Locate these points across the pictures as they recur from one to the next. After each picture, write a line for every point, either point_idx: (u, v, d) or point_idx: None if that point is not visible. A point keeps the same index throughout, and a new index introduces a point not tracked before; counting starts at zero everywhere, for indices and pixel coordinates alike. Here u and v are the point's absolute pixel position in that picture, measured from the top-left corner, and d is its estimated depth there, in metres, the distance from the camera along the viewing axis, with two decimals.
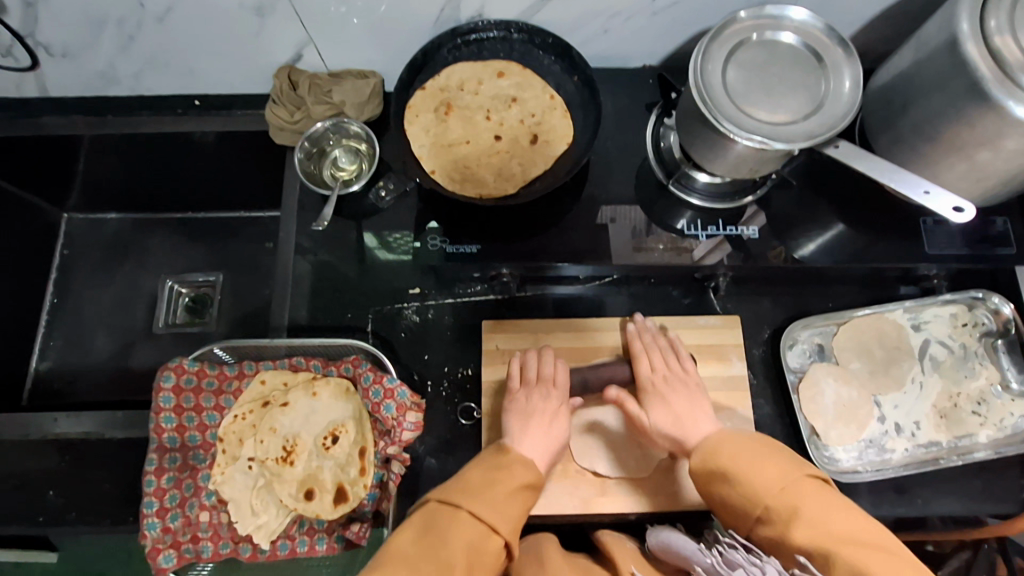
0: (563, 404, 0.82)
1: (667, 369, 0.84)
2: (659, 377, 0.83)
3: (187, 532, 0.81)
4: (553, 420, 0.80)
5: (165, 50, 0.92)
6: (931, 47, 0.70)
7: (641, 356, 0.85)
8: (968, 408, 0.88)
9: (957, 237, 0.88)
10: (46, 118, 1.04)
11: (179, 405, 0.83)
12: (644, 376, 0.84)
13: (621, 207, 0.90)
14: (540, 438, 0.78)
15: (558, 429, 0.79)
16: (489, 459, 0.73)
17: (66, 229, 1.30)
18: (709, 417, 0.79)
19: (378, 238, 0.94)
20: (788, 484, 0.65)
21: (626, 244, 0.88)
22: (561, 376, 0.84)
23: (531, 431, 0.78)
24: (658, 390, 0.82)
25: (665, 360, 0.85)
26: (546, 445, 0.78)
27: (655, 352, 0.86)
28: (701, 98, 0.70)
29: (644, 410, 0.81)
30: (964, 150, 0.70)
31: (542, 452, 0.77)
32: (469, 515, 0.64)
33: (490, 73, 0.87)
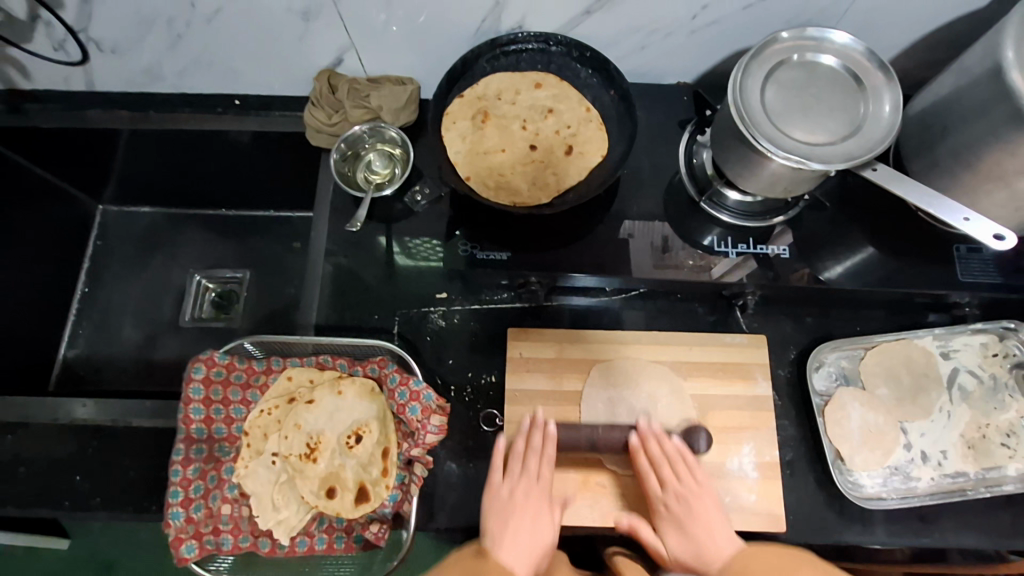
0: (546, 509, 0.80)
1: (681, 484, 0.81)
2: (673, 497, 0.80)
3: (208, 524, 0.82)
4: (536, 525, 0.78)
5: (211, 50, 0.94)
6: (974, 73, 0.70)
7: (648, 475, 0.81)
8: (997, 439, 0.87)
9: (990, 266, 0.88)
10: (90, 112, 1.07)
11: (208, 397, 0.84)
12: (657, 498, 0.81)
13: (654, 225, 0.90)
14: (521, 540, 0.77)
15: (543, 535, 0.78)
16: (469, 563, 0.73)
17: (100, 221, 1.33)
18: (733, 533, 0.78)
19: (398, 242, 0.95)
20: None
21: (653, 260, 0.88)
22: (549, 449, 0.82)
23: (515, 523, 0.78)
24: (675, 515, 0.80)
25: (676, 471, 0.81)
26: (514, 523, 0.77)
27: (666, 464, 0.81)
28: (740, 116, 0.71)
29: (661, 538, 0.80)
30: (1004, 177, 0.70)
31: (527, 553, 0.76)
32: (485, 573, 0.68)
33: (528, 84, 0.89)
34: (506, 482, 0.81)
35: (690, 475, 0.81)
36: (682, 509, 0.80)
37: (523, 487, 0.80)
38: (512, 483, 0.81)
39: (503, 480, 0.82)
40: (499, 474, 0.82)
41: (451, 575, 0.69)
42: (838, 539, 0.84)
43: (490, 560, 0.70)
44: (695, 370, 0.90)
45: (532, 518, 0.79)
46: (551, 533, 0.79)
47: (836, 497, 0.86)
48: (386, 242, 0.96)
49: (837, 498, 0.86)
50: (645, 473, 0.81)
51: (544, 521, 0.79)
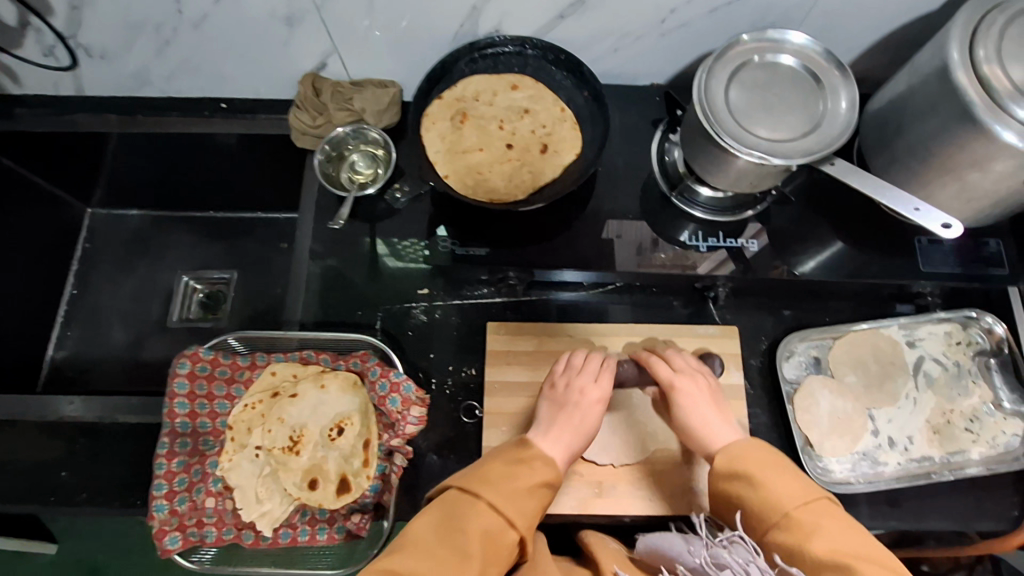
0: (600, 400, 0.83)
1: (688, 368, 0.85)
2: (682, 377, 0.84)
3: (192, 517, 0.84)
4: (587, 416, 0.82)
5: (198, 55, 0.97)
6: (924, 73, 0.73)
7: (659, 364, 0.86)
8: (961, 424, 0.90)
9: (951, 256, 0.91)
10: (80, 116, 1.09)
11: (193, 391, 0.87)
12: (665, 381, 0.84)
13: (629, 220, 0.93)
14: (564, 437, 0.81)
15: (592, 421, 0.82)
16: (511, 453, 0.78)
17: (88, 224, 1.35)
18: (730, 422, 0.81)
19: (387, 245, 0.98)
20: (809, 501, 0.68)
21: (636, 255, 0.91)
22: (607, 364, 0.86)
23: (562, 414, 0.82)
24: (682, 390, 0.83)
25: (681, 359, 0.86)
26: (567, 415, 0.82)
27: (676, 356, 0.87)
28: (704, 115, 0.74)
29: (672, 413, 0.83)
30: (956, 171, 0.74)
31: (566, 445, 0.80)
32: (486, 505, 0.69)
33: (504, 85, 0.92)
34: (563, 378, 0.86)
35: (700, 369, 0.86)
36: (692, 390, 0.83)
37: (587, 375, 0.85)
38: (569, 371, 0.86)
39: (563, 372, 0.87)
40: (559, 368, 0.87)
41: (477, 476, 0.73)
42: None
43: (514, 471, 0.74)
44: None
45: (580, 418, 0.82)
46: (596, 420, 0.82)
47: (806, 482, 0.88)
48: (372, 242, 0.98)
49: None
50: (654, 363, 0.86)
51: (579, 433, 0.81)
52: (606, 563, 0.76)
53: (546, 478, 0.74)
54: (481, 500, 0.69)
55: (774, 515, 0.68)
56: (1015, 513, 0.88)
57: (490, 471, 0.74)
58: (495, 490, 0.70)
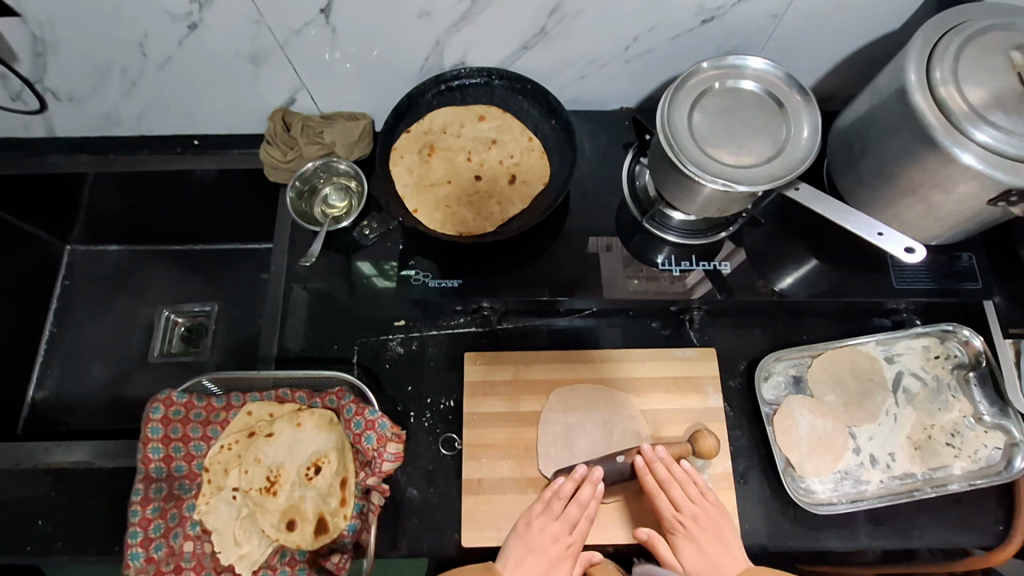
0: (570, 555, 0.83)
1: (694, 504, 0.84)
2: (688, 517, 0.83)
3: (170, 562, 0.83)
4: (554, 566, 0.82)
5: (165, 94, 0.97)
6: (884, 94, 0.74)
7: (658, 493, 0.84)
8: (942, 439, 0.89)
9: (923, 272, 0.91)
10: (52, 158, 1.09)
11: (167, 436, 0.86)
12: (672, 518, 0.84)
13: (612, 240, 0.93)
14: (531, 575, 0.81)
15: (557, 574, 0.83)
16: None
17: (67, 261, 1.34)
18: (738, 555, 0.83)
19: (375, 266, 0.98)
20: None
21: (624, 269, 0.91)
22: (586, 493, 0.83)
23: (529, 557, 0.81)
24: (689, 533, 0.83)
25: (687, 493, 0.84)
26: (529, 565, 0.81)
27: (674, 486, 0.84)
28: (668, 143, 0.74)
29: (676, 553, 0.84)
30: (919, 192, 0.74)
31: None
32: None
33: (472, 117, 0.92)
34: (553, 499, 0.83)
35: (702, 496, 0.85)
36: (700, 527, 0.83)
37: (585, 493, 0.83)
38: (551, 504, 0.83)
39: (540, 513, 0.83)
40: (538, 506, 0.83)
41: None
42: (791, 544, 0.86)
43: None
44: (647, 385, 0.92)
45: (549, 570, 0.82)
46: (565, 573, 0.83)
47: (789, 504, 0.88)
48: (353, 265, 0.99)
49: (790, 505, 0.88)
50: (654, 491, 0.84)
51: (558, 557, 0.82)
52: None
53: None
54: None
55: None
56: (999, 527, 0.88)
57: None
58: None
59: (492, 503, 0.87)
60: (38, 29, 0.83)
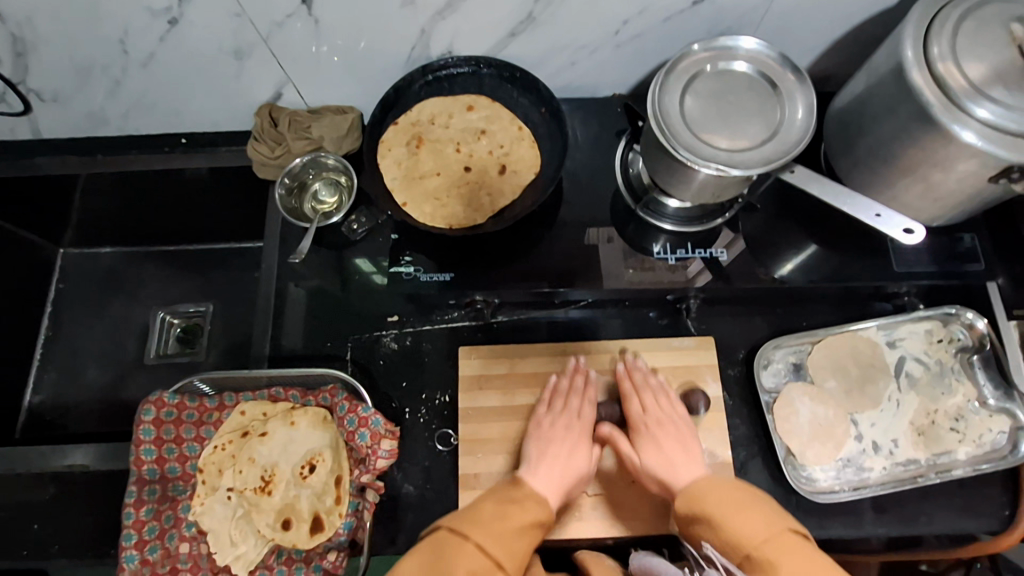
0: (582, 440, 0.83)
1: (660, 411, 0.85)
2: (652, 419, 0.84)
3: (165, 564, 0.82)
4: (573, 457, 0.81)
5: (150, 92, 0.96)
6: (880, 72, 0.72)
7: (631, 396, 0.87)
8: (946, 424, 0.88)
9: (924, 254, 0.90)
10: (40, 159, 1.08)
11: (160, 437, 0.85)
12: (637, 419, 0.85)
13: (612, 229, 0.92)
14: (555, 470, 0.80)
15: (579, 464, 0.81)
16: (503, 493, 0.77)
17: (61, 264, 1.33)
18: (694, 463, 0.80)
19: (374, 262, 0.96)
20: (767, 538, 0.68)
21: (624, 259, 0.90)
22: (585, 411, 0.86)
23: (551, 454, 0.81)
24: (649, 431, 0.83)
25: (655, 399, 0.86)
26: (550, 451, 0.81)
27: (646, 392, 0.87)
28: (659, 128, 0.73)
29: (636, 451, 0.82)
30: (918, 172, 0.72)
31: (557, 482, 0.79)
32: (476, 547, 0.68)
33: (460, 107, 0.91)
34: (568, 375, 0.89)
35: (673, 410, 0.85)
36: (662, 431, 0.83)
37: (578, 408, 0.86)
38: (562, 402, 0.86)
39: (547, 413, 0.86)
40: (543, 407, 0.86)
41: (466, 517, 0.72)
42: None
43: (507, 509, 0.73)
44: None
45: (569, 450, 0.82)
46: (586, 463, 0.82)
47: (791, 492, 0.87)
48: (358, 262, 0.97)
49: (791, 494, 0.86)
50: (628, 395, 0.87)
51: (577, 441, 0.83)
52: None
53: (542, 517, 0.74)
54: (471, 541, 0.68)
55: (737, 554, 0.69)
56: (1005, 512, 0.87)
57: (483, 512, 0.72)
58: (484, 531, 0.69)
59: None
60: (17, 28, 0.82)
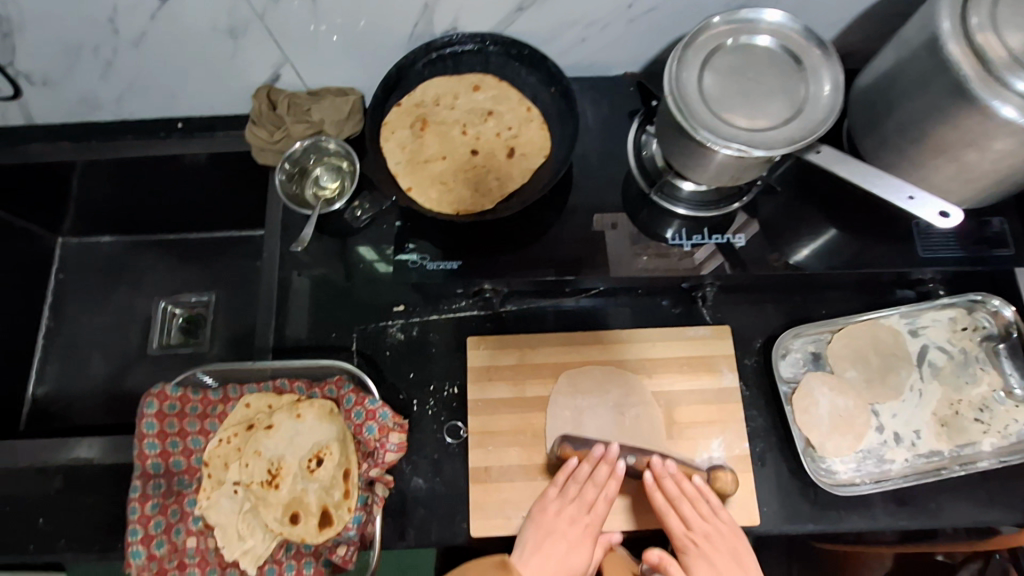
0: (591, 535, 0.82)
1: (707, 524, 0.81)
2: (699, 536, 0.80)
3: (174, 559, 0.81)
4: (570, 552, 0.81)
5: (143, 74, 0.92)
6: (912, 46, 0.68)
7: (669, 513, 0.81)
8: (970, 415, 0.85)
9: (951, 239, 0.86)
10: (33, 146, 1.05)
11: (163, 431, 0.84)
12: (683, 536, 0.81)
13: (619, 215, 0.88)
14: (550, 563, 0.80)
15: (575, 563, 0.81)
16: None
17: (60, 254, 1.31)
18: (746, 564, 0.81)
19: (377, 251, 0.92)
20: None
21: (631, 248, 0.86)
22: (600, 506, 0.82)
23: (548, 546, 0.80)
24: (701, 551, 0.81)
25: (696, 510, 0.81)
26: (546, 546, 0.80)
27: (685, 503, 0.81)
28: (677, 106, 0.69)
29: (688, 569, 0.82)
30: (951, 152, 0.68)
31: (548, 571, 0.80)
32: None
33: (466, 87, 0.87)
34: (573, 491, 0.82)
35: (718, 520, 0.81)
36: (711, 548, 0.81)
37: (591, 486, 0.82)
38: (574, 487, 0.82)
39: (556, 498, 0.82)
40: (552, 491, 0.82)
41: None
42: (811, 527, 0.83)
43: None
44: (660, 366, 0.88)
45: (566, 549, 0.81)
46: (581, 564, 0.81)
47: (809, 484, 0.84)
48: (363, 252, 0.93)
49: (810, 486, 0.84)
50: (665, 510, 0.81)
51: (576, 543, 0.81)
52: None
53: None
54: None
55: None
56: None
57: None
58: None
59: (501, 492, 0.84)
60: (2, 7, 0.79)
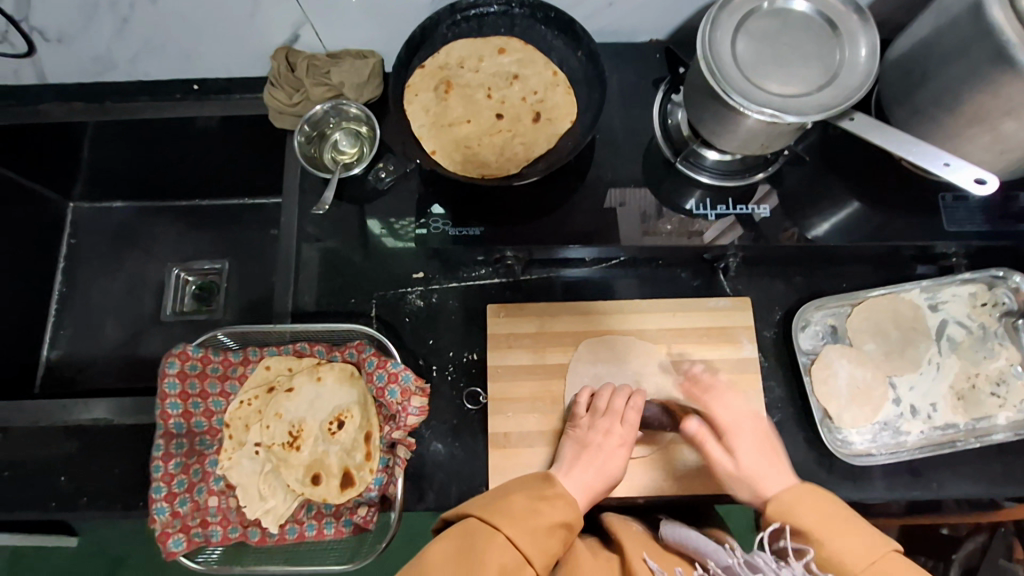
0: (625, 442, 0.81)
1: (734, 411, 0.82)
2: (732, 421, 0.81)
3: (196, 517, 0.81)
4: (610, 462, 0.79)
5: (161, 32, 0.91)
6: (953, 11, 0.66)
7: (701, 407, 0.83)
8: (987, 389, 0.86)
9: (977, 212, 0.86)
10: (46, 106, 1.03)
11: (184, 391, 0.82)
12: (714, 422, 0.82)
13: (628, 191, 0.87)
14: (589, 473, 0.78)
15: (615, 468, 0.79)
16: (534, 487, 0.74)
17: (72, 219, 1.30)
18: (773, 460, 0.78)
19: (384, 223, 0.92)
20: (876, 558, 0.65)
21: (641, 224, 0.85)
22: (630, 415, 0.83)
23: (585, 450, 0.79)
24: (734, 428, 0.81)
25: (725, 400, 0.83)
26: (586, 454, 0.79)
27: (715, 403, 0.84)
28: (710, 70, 0.68)
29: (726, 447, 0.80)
30: (987, 120, 0.67)
31: (591, 479, 0.78)
32: (505, 539, 0.65)
33: (491, 50, 0.85)
34: (599, 426, 0.81)
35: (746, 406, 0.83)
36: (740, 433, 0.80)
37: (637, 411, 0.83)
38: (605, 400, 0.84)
39: (586, 410, 0.83)
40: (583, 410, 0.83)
41: (499, 506, 0.69)
42: None
43: (536, 505, 0.70)
44: (679, 336, 0.89)
45: (607, 457, 0.79)
46: (620, 464, 0.80)
47: (825, 455, 0.85)
48: (366, 224, 0.93)
49: (826, 456, 0.85)
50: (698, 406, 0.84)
51: (599, 471, 0.78)
52: (633, 549, 0.74)
53: (571, 518, 0.71)
54: (501, 534, 0.65)
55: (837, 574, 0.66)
56: None
57: (514, 507, 0.69)
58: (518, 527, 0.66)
59: (520, 457, 0.85)
60: None
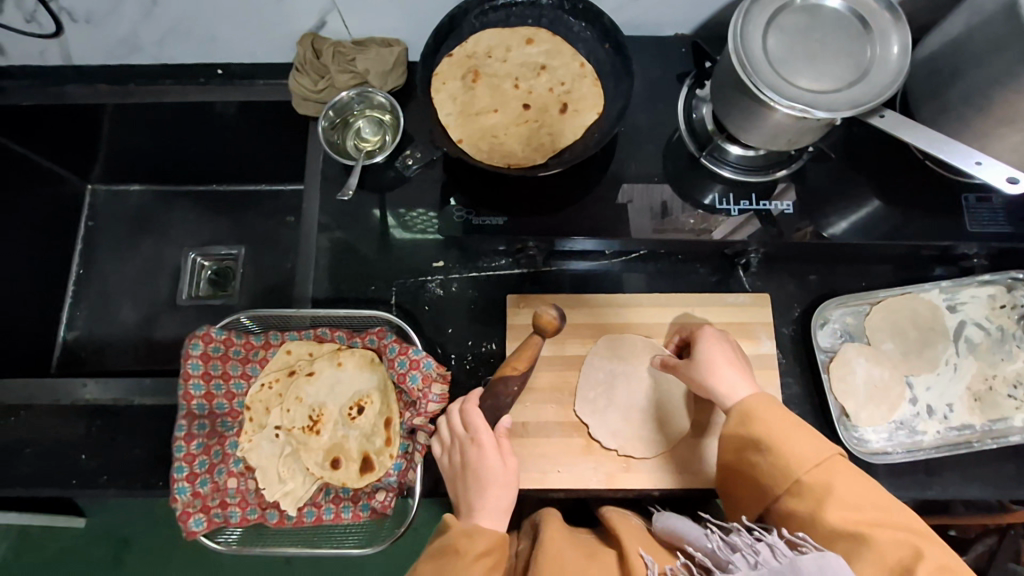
0: (495, 440, 0.75)
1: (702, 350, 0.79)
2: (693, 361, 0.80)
3: (216, 497, 0.82)
4: (490, 470, 0.73)
5: (188, 15, 0.91)
6: (987, 11, 0.66)
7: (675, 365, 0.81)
8: (1004, 391, 0.86)
9: (999, 214, 0.86)
10: (70, 87, 1.04)
11: (207, 372, 0.84)
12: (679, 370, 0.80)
13: (634, 187, 0.87)
14: (495, 495, 0.72)
15: (498, 470, 0.73)
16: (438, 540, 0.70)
17: (90, 201, 1.31)
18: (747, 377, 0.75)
19: (394, 216, 0.94)
20: (820, 461, 0.64)
21: (651, 220, 0.86)
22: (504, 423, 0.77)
23: (472, 472, 0.73)
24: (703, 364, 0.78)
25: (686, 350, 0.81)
26: (487, 486, 0.72)
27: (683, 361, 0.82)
28: (740, 63, 0.68)
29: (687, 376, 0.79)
30: (1017, 120, 0.67)
31: (497, 495, 0.72)
32: None
33: (519, 40, 0.86)
34: (456, 447, 0.76)
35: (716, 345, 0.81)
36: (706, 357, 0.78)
37: (485, 410, 0.77)
38: (460, 453, 0.75)
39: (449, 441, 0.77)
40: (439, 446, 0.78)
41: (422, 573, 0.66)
42: None
43: (447, 559, 0.67)
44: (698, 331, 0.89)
45: (492, 468, 0.73)
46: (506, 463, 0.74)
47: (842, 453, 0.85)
48: (380, 215, 0.94)
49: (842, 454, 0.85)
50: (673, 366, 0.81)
51: (504, 484, 0.73)
52: (630, 543, 0.73)
53: (489, 544, 0.68)
54: None
55: (787, 480, 0.64)
56: None
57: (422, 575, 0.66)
58: None
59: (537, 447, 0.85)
60: None
